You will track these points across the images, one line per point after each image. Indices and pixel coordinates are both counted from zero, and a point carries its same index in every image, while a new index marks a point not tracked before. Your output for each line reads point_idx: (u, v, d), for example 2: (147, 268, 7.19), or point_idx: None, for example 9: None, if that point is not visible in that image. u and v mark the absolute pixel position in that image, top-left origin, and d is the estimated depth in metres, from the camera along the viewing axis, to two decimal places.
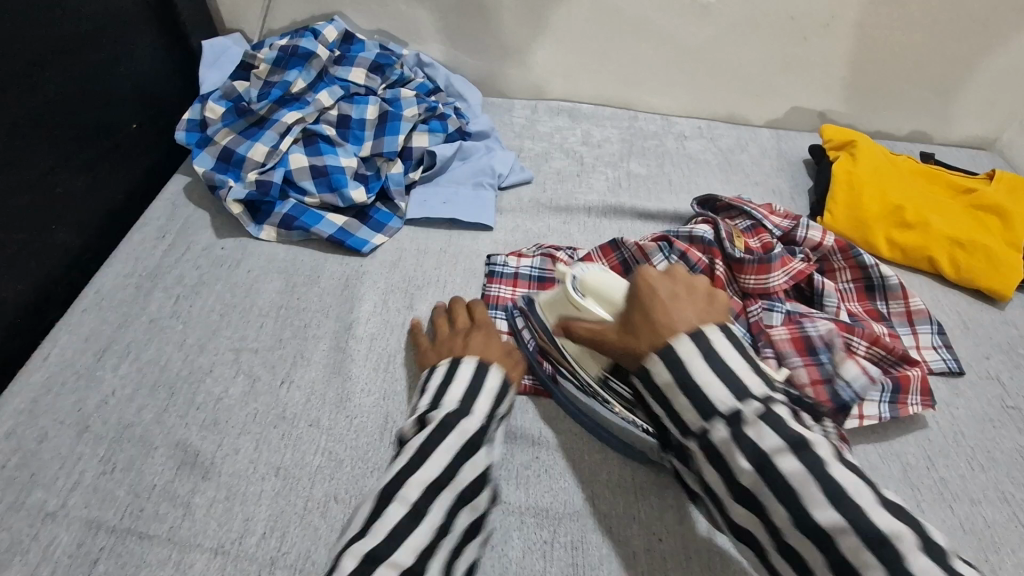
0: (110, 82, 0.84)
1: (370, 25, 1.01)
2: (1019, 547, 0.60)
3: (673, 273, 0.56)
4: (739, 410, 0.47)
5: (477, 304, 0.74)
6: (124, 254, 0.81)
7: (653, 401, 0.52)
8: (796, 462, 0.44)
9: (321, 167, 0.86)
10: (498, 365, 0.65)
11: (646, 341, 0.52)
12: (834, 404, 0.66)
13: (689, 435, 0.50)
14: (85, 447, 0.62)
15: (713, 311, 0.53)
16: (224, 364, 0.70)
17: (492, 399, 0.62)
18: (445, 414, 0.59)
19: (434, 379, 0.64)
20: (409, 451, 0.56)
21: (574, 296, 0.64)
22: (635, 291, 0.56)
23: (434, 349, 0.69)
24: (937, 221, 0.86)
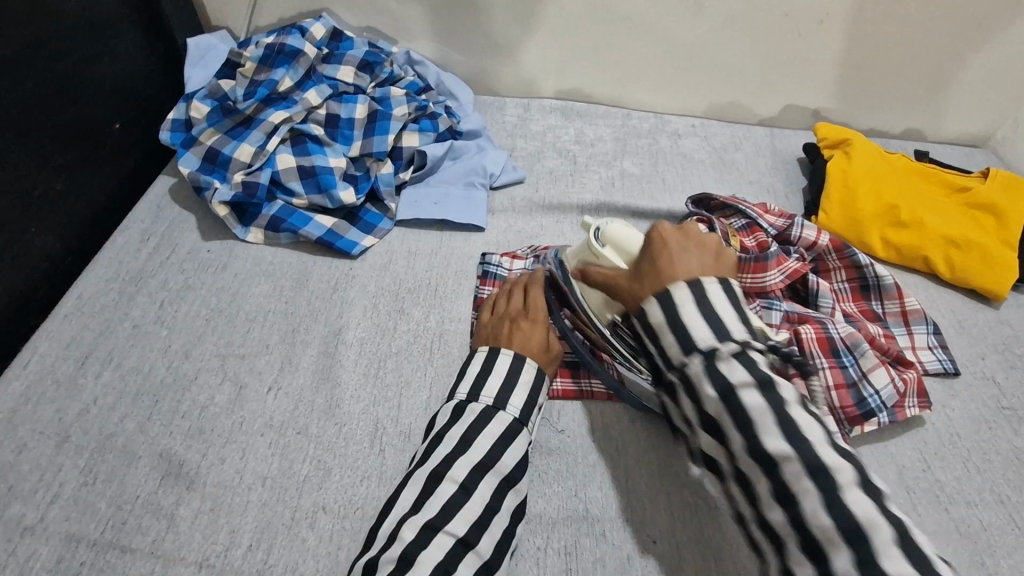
0: (91, 82, 0.81)
1: (359, 22, 0.99)
2: (1015, 550, 0.60)
3: (687, 229, 0.57)
4: (717, 348, 0.48)
5: (533, 286, 0.73)
6: (106, 257, 0.79)
7: (644, 337, 0.53)
8: (759, 397, 0.45)
9: (309, 168, 0.84)
10: (532, 361, 0.66)
11: (650, 287, 0.54)
12: (858, 409, 0.66)
13: (671, 367, 0.50)
14: (65, 458, 0.61)
15: (718, 267, 0.55)
16: (209, 371, 0.68)
17: (525, 395, 0.63)
18: (465, 426, 0.60)
19: (472, 368, 0.65)
20: (431, 461, 0.58)
21: (594, 245, 0.66)
22: (649, 243, 0.57)
23: (482, 335, 0.70)
24: (932, 220, 0.86)
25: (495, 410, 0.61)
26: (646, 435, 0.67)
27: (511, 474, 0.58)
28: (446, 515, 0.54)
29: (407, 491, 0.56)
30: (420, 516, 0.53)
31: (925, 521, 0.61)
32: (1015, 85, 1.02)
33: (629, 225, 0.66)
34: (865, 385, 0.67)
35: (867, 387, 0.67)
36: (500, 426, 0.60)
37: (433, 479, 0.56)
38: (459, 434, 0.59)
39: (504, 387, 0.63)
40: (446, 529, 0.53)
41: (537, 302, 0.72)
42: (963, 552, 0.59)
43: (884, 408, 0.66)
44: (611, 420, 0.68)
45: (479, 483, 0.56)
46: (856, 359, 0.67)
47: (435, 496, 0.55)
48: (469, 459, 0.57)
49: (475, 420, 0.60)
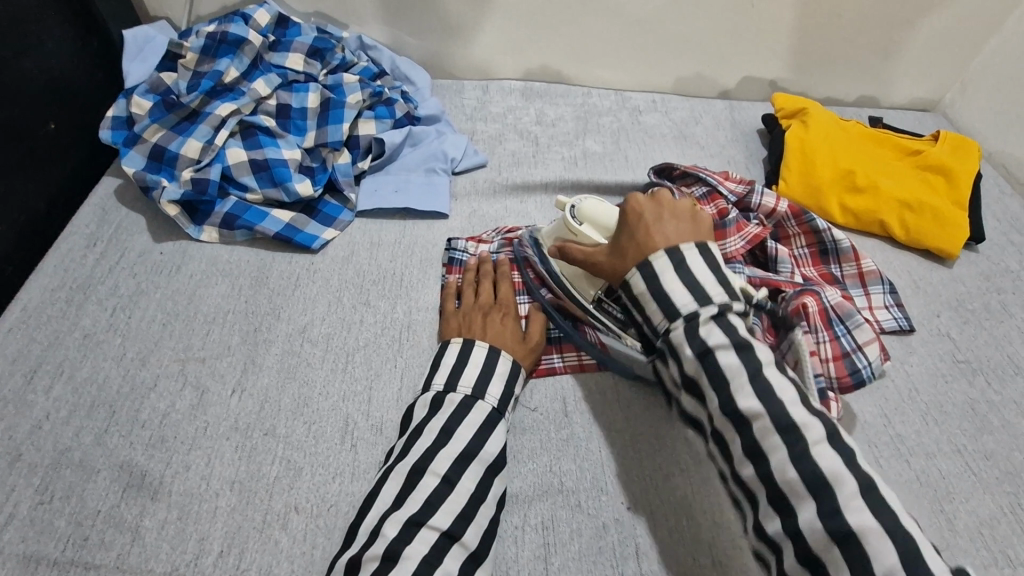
0: (18, 81, 0.76)
1: (306, 7, 0.96)
2: (970, 495, 0.63)
3: (660, 197, 0.60)
4: (698, 312, 0.52)
5: (501, 280, 0.74)
6: (49, 265, 0.75)
7: (631, 308, 0.57)
8: (735, 357, 0.50)
9: (261, 161, 0.81)
10: (508, 354, 0.65)
11: (631, 260, 0.57)
12: (852, 379, 0.66)
13: (657, 335, 0.55)
14: (18, 477, 0.58)
15: (696, 230, 0.58)
16: (169, 378, 0.66)
17: (503, 386, 0.63)
18: (446, 417, 0.60)
19: (447, 360, 0.64)
20: (413, 455, 0.57)
21: (571, 222, 0.69)
22: (624, 216, 0.60)
23: (451, 326, 0.69)
24: (887, 184, 0.88)
25: (474, 401, 0.61)
26: (617, 406, 0.68)
27: (496, 462, 0.59)
28: (428, 508, 0.53)
29: (389, 486, 0.55)
30: (402, 511, 0.53)
31: (887, 473, 0.63)
32: (960, 48, 1.04)
33: (602, 202, 0.70)
34: (859, 356, 0.67)
35: (861, 358, 0.67)
36: (480, 416, 0.60)
37: (415, 473, 0.55)
38: (441, 426, 0.59)
39: (482, 377, 0.63)
40: (431, 523, 0.52)
41: (509, 296, 0.72)
42: (922, 500, 0.62)
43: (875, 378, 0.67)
44: (583, 392, 0.69)
45: (460, 474, 0.56)
46: (848, 330, 0.67)
47: (418, 490, 0.54)
48: (448, 450, 0.57)
49: (455, 411, 0.60)
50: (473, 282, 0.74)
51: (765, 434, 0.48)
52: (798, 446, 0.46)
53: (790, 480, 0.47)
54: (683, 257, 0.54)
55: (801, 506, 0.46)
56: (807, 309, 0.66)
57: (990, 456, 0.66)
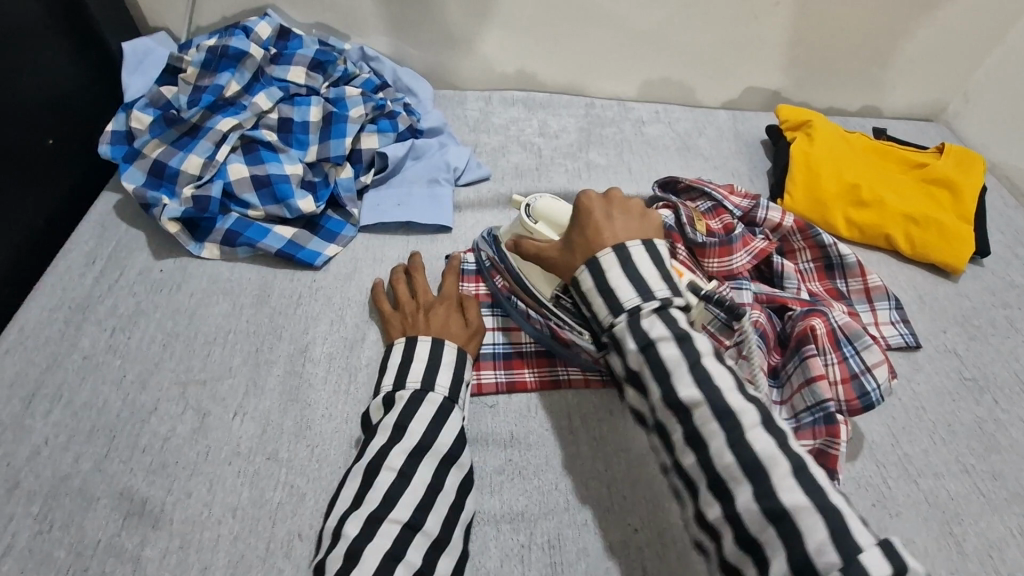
0: (15, 97, 0.75)
1: (307, 18, 0.95)
2: (979, 516, 0.62)
3: (611, 196, 0.60)
4: (641, 306, 0.52)
5: (448, 275, 0.75)
6: (48, 284, 0.74)
7: (580, 305, 0.57)
8: (675, 349, 0.50)
9: (263, 177, 0.81)
10: (454, 343, 0.67)
11: (580, 255, 0.57)
12: (862, 403, 0.64)
13: (604, 330, 0.54)
14: (16, 506, 0.57)
15: (646, 228, 0.58)
16: (169, 401, 0.65)
17: (451, 377, 0.64)
18: (397, 414, 0.60)
19: (394, 361, 0.65)
20: (369, 454, 0.58)
21: (527, 220, 0.69)
22: (575, 214, 0.59)
23: (394, 326, 0.69)
24: (891, 198, 0.87)
25: (424, 394, 0.62)
26: (623, 423, 0.67)
27: (450, 453, 0.59)
28: (388, 503, 0.54)
29: (349, 486, 0.57)
30: (363, 508, 0.54)
31: (894, 494, 0.63)
32: (961, 58, 1.04)
33: (557, 199, 0.69)
34: (868, 378, 0.65)
35: (870, 379, 0.65)
36: (432, 409, 0.61)
37: (370, 471, 0.56)
38: (393, 423, 0.59)
39: (429, 369, 0.64)
40: (391, 517, 0.53)
41: (448, 288, 0.73)
42: (930, 521, 0.61)
43: (883, 402, 0.65)
44: (590, 409, 0.68)
45: (415, 467, 0.57)
46: (857, 350, 0.67)
47: (376, 487, 0.55)
48: (402, 446, 0.57)
49: (406, 406, 0.60)
50: (405, 279, 0.75)
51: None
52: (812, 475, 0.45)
53: (728, 465, 0.47)
54: (628, 252, 0.54)
55: None
56: (813, 331, 0.66)
57: (998, 475, 0.66)
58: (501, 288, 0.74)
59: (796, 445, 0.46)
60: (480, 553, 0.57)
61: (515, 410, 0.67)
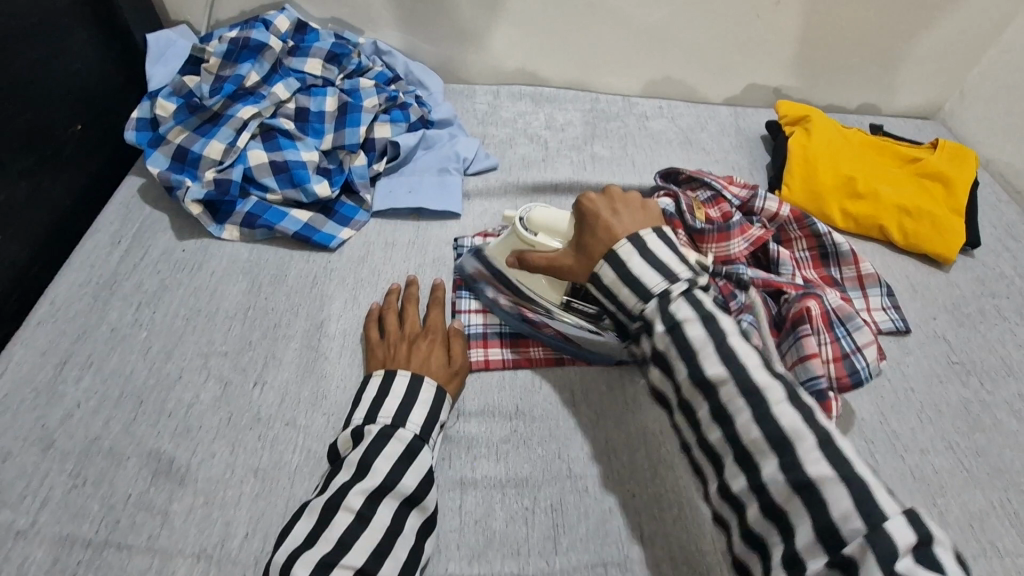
0: (47, 84, 0.79)
1: (324, 13, 0.99)
2: (963, 489, 0.65)
3: (610, 192, 0.61)
4: (669, 290, 0.54)
5: (434, 306, 0.74)
6: (78, 261, 0.78)
7: (602, 298, 0.58)
8: (700, 329, 0.52)
9: (281, 163, 0.84)
10: (432, 380, 0.65)
11: (595, 254, 0.58)
12: (851, 379, 0.68)
13: (632, 318, 0.56)
14: (51, 463, 0.61)
15: (649, 218, 0.60)
16: (193, 370, 0.68)
17: (425, 414, 0.62)
18: (363, 450, 0.58)
19: (368, 395, 0.64)
20: (330, 490, 0.56)
21: (525, 234, 0.68)
22: (579, 215, 0.61)
23: (376, 357, 0.68)
24: (886, 191, 0.90)
25: (394, 430, 0.60)
26: (622, 398, 0.70)
27: (412, 495, 0.57)
28: (341, 549, 0.52)
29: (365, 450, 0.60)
30: (313, 551, 0.52)
31: (882, 467, 0.66)
32: (958, 57, 1.07)
33: (549, 207, 0.69)
34: (858, 357, 0.68)
35: (860, 358, 0.68)
36: (400, 446, 0.59)
37: (328, 510, 0.54)
38: (358, 460, 0.58)
39: (403, 408, 0.62)
40: (344, 563, 0.52)
41: (435, 322, 0.72)
42: (915, 493, 0.64)
43: (872, 379, 0.69)
44: (591, 384, 0.71)
45: (373, 509, 0.55)
46: (849, 332, 0.69)
47: (332, 527, 0.53)
48: (363, 485, 0.56)
49: (372, 443, 0.59)
50: (397, 308, 0.74)
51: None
52: (822, 450, 0.47)
53: (736, 423, 0.50)
54: (644, 241, 0.56)
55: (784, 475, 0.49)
56: (809, 312, 0.68)
57: (982, 453, 0.68)
58: (478, 277, 0.78)
59: (788, 409, 0.49)
60: (487, 515, 0.60)
61: (520, 384, 0.70)
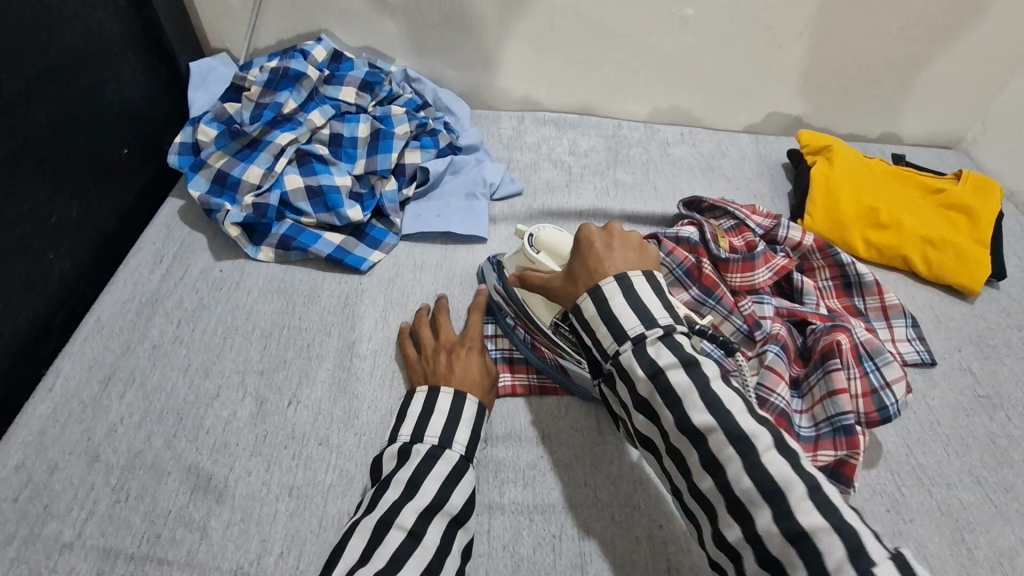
0: (97, 110, 0.83)
1: (357, 42, 1.02)
2: (993, 527, 0.65)
3: (611, 228, 0.61)
4: (644, 335, 0.52)
5: (472, 316, 0.76)
6: (121, 279, 0.81)
7: (581, 331, 0.57)
8: (684, 375, 0.50)
9: (315, 188, 0.87)
10: (474, 397, 0.66)
11: (582, 284, 0.58)
12: (881, 416, 0.66)
13: (607, 357, 0.55)
14: (97, 476, 0.63)
15: (643, 259, 0.59)
16: (230, 388, 0.71)
17: (470, 434, 0.64)
18: (412, 469, 0.60)
19: (413, 411, 0.65)
20: (380, 508, 0.57)
21: (529, 250, 0.71)
22: (577, 246, 0.61)
23: (417, 373, 0.70)
24: (909, 221, 0.91)
25: (441, 451, 0.61)
26: None
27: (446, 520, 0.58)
28: (394, 564, 0.52)
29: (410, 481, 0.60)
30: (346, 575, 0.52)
31: (909, 502, 0.66)
32: (981, 87, 1.08)
33: (559, 230, 0.72)
34: (888, 393, 0.67)
35: (889, 395, 0.67)
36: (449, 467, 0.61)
37: (381, 527, 0.55)
38: (407, 478, 0.59)
39: (448, 426, 0.63)
40: None
41: (472, 332, 0.74)
42: (945, 530, 0.64)
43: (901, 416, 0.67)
44: None
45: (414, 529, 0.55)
46: (878, 366, 0.69)
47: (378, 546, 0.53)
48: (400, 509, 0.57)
49: (422, 461, 0.60)
50: (430, 323, 0.76)
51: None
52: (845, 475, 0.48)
53: None
54: (631, 283, 0.55)
55: None
56: (839, 346, 0.69)
57: (1010, 488, 0.68)
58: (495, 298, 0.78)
59: None
60: (514, 541, 0.61)
61: (547, 409, 0.72)
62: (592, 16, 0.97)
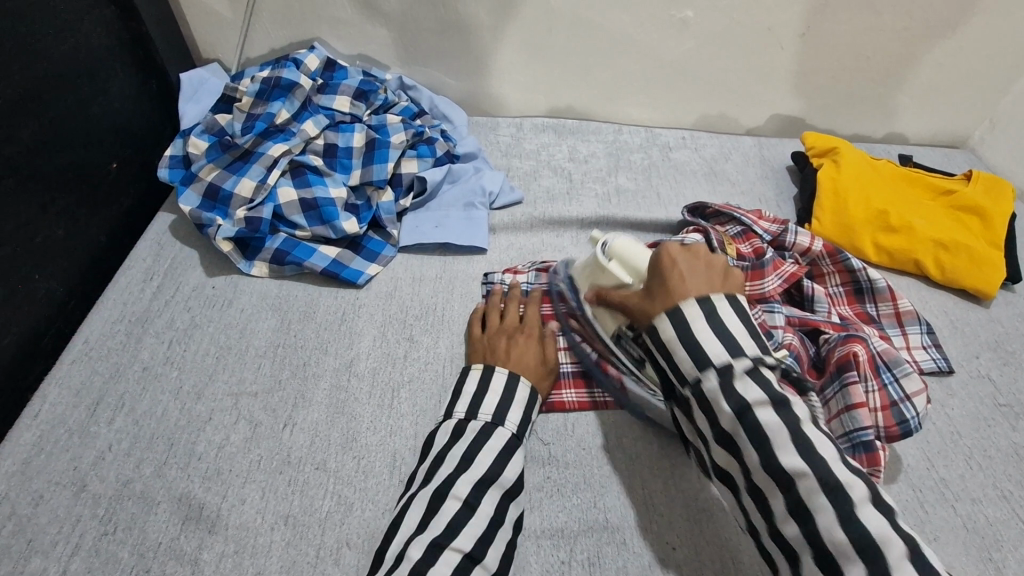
0: (84, 124, 0.81)
1: (351, 50, 1.00)
2: (1021, 544, 0.62)
3: (695, 248, 0.58)
4: (731, 365, 0.50)
5: (530, 306, 0.76)
6: (111, 298, 0.78)
7: (655, 353, 0.54)
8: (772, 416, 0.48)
9: (310, 200, 0.85)
10: (529, 380, 0.67)
11: (661, 303, 0.55)
12: (901, 430, 0.64)
13: (686, 384, 0.52)
14: (83, 508, 0.60)
15: (726, 284, 0.56)
16: (223, 411, 0.68)
17: (522, 415, 0.65)
18: (465, 445, 0.61)
19: (467, 389, 0.66)
20: (433, 481, 0.59)
21: (601, 258, 0.68)
22: (656, 262, 0.58)
23: (477, 351, 0.71)
24: (921, 225, 0.88)
25: (494, 428, 0.63)
26: (656, 443, 0.68)
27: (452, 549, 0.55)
28: (450, 531, 0.55)
29: (413, 510, 0.57)
30: None
31: (932, 519, 0.63)
32: (987, 86, 1.06)
33: (635, 240, 0.67)
34: (907, 406, 0.65)
35: (910, 407, 0.65)
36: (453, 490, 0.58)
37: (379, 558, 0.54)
38: (460, 454, 0.60)
39: (501, 404, 0.65)
40: None
41: (532, 318, 0.74)
42: (971, 548, 0.61)
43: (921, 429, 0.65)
44: (625, 427, 0.70)
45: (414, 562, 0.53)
46: (896, 378, 0.67)
47: None
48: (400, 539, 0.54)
49: (474, 439, 0.62)
50: (500, 304, 0.77)
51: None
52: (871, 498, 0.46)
53: None
54: None
55: None
56: (856, 357, 0.66)
57: None
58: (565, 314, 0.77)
59: None
60: (521, 569, 0.58)
61: (553, 427, 0.69)
62: (589, 20, 0.95)
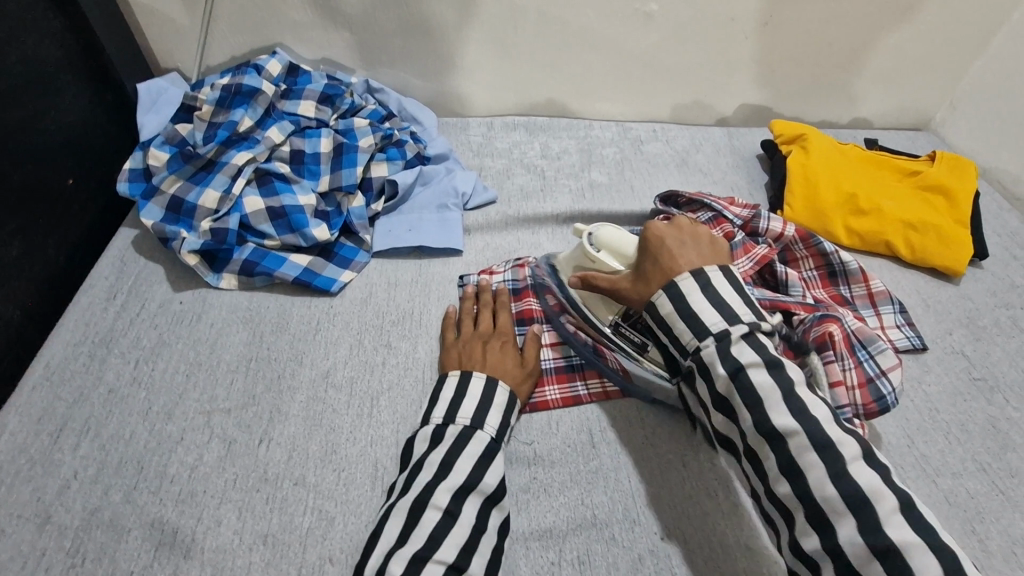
0: (36, 140, 0.78)
1: (313, 54, 0.98)
2: (1002, 514, 0.63)
3: (679, 223, 0.62)
4: (729, 331, 0.53)
5: (501, 310, 0.75)
6: (71, 319, 0.75)
7: (657, 328, 0.57)
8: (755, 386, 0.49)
9: (278, 208, 0.82)
10: (507, 385, 0.66)
11: (657, 283, 0.58)
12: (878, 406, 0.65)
13: (687, 354, 0.55)
14: (48, 541, 0.57)
15: (714, 255, 0.60)
16: (195, 431, 0.65)
17: (501, 418, 0.64)
18: (446, 450, 0.60)
19: (446, 394, 0.65)
20: (415, 490, 0.57)
21: (590, 250, 0.69)
22: (645, 244, 0.61)
23: (452, 356, 0.70)
24: (889, 206, 0.90)
25: (475, 431, 0.61)
26: (640, 436, 0.68)
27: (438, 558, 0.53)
28: (433, 543, 0.53)
29: (397, 521, 0.55)
30: None
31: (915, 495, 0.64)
32: (945, 67, 1.08)
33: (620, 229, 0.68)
34: (883, 382, 0.66)
35: (885, 383, 0.66)
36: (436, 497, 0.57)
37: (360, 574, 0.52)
38: (440, 459, 0.59)
39: (482, 408, 0.63)
40: None
41: (505, 324, 0.73)
42: (955, 522, 0.62)
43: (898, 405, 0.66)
44: (608, 422, 0.69)
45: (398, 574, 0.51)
46: (871, 355, 0.68)
47: None
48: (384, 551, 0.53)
49: (455, 442, 0.60)
50: (472, 311, 0.76)
51: (825, 473, 0.47)
52: (853, 479, 0.46)
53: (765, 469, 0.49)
54: None
55: (831, 525, 0.46)
56: (832, 338, 0.66)
57: (1016, 473, 0.66)
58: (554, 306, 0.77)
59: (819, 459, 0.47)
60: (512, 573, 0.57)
61: (536, 426, 0.68)
62: (555, 16, 0.95)
